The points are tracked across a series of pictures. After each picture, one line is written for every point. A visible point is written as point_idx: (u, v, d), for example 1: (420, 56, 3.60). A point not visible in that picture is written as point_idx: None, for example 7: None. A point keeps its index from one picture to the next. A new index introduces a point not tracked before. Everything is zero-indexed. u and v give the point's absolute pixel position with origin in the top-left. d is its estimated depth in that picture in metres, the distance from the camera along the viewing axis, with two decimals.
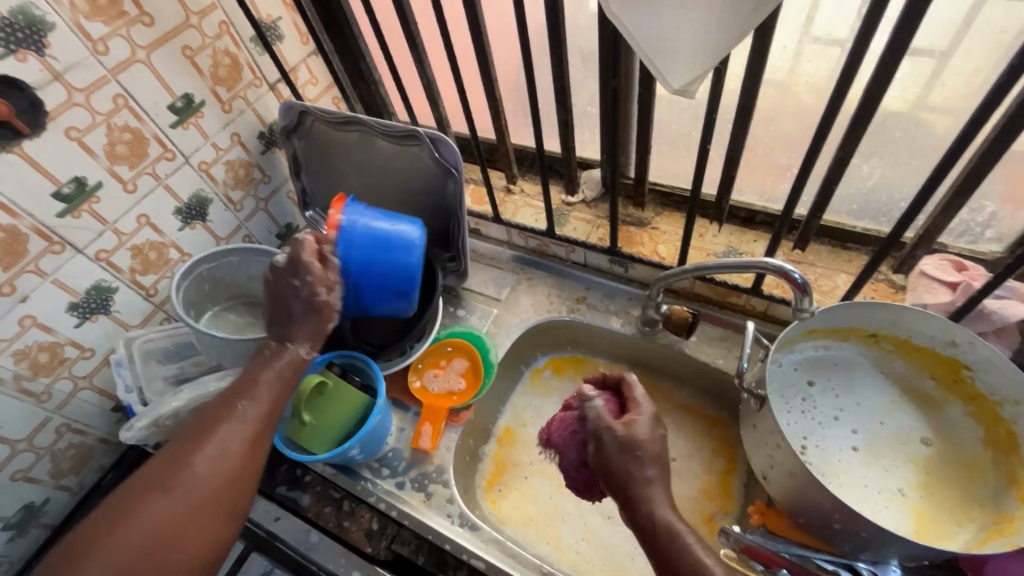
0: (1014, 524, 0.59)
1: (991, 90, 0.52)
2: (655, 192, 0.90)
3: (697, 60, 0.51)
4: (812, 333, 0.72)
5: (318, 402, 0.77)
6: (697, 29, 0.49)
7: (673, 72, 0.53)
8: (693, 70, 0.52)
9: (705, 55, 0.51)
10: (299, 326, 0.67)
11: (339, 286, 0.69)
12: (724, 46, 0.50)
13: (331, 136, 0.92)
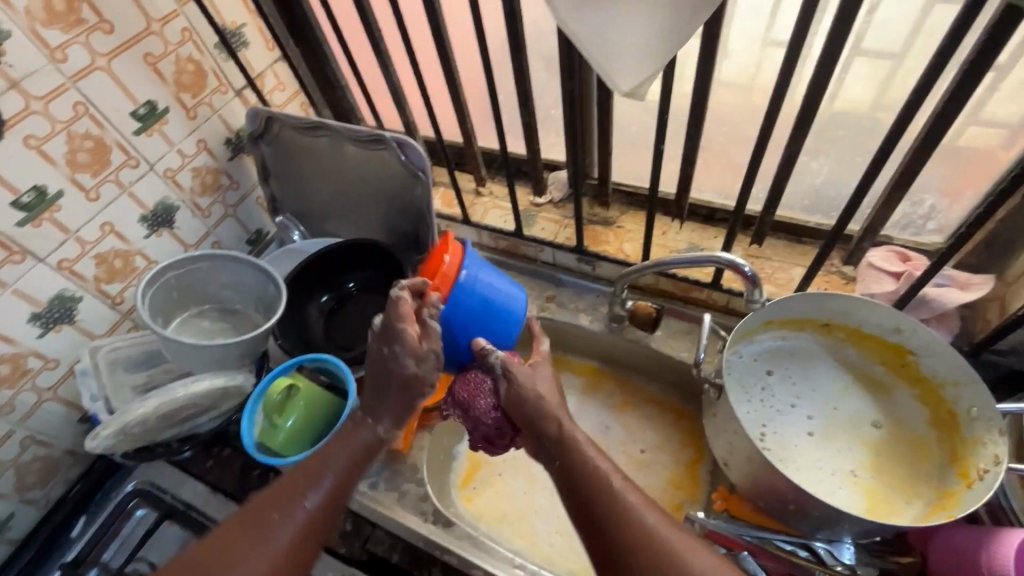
0: (955, 498, 0.64)
1: (919, 93, 0.56)
2: (619, 192, 0.93)
3: (643, 63, 0.53)
4: (769, 324, 0.75)
5: (286, 405, 0.77)
6: (643, 36, 0.52)
7: (621, 75, 0.55)
8: (640, 73, 0.54)
9: (653, 59, 0.53)
10: (401, 396, 0.61)
11: (433, 356, 0.60)
12: (665, 51, 0.52)
13: (299, 142, 0.92)
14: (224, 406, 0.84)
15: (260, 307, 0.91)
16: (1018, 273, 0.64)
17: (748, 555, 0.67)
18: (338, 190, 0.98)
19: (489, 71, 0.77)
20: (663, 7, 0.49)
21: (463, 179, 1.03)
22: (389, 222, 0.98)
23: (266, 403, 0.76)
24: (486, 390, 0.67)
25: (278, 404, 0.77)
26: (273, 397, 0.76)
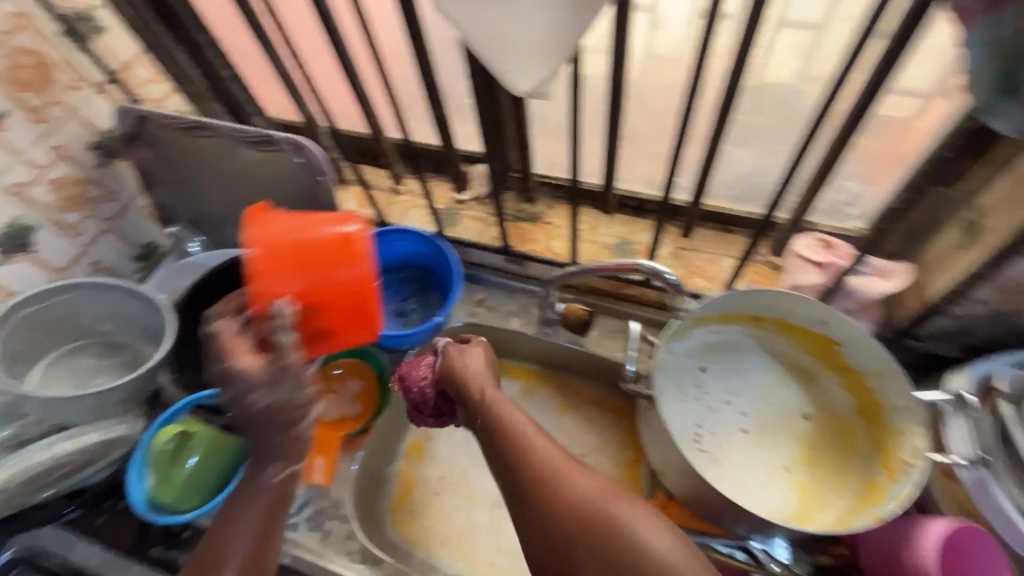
0: (881, 491, 0.63)
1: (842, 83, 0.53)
2: (546, 185, 0.86)
3: (544, 56, 0.46)
4: (700, 320, 0.73)
5: (178, 456, 0.70)
6: (542, 26, 0.44)
7: (520, 72, 0.47)
8: (542, 67, 0.46)
9: (555, 50, 0.45)
10: (285, 437, 0.53)
11: (283, 387, 0.51)
12: (569, 38, 0.45)
13: (179, 143, 0.81)
14: (113, 455, 0.74)
15: (152, 337, 0.80)
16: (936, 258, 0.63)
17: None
18: (231, 196, 0.87)
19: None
20: None
21: (376, 176, 0.94)
22: None
23: (153, 455, 0.70)
24: (426, 362, 0.68)
25: (169, 453, 0.70)
26: (162, 447, 0.70)
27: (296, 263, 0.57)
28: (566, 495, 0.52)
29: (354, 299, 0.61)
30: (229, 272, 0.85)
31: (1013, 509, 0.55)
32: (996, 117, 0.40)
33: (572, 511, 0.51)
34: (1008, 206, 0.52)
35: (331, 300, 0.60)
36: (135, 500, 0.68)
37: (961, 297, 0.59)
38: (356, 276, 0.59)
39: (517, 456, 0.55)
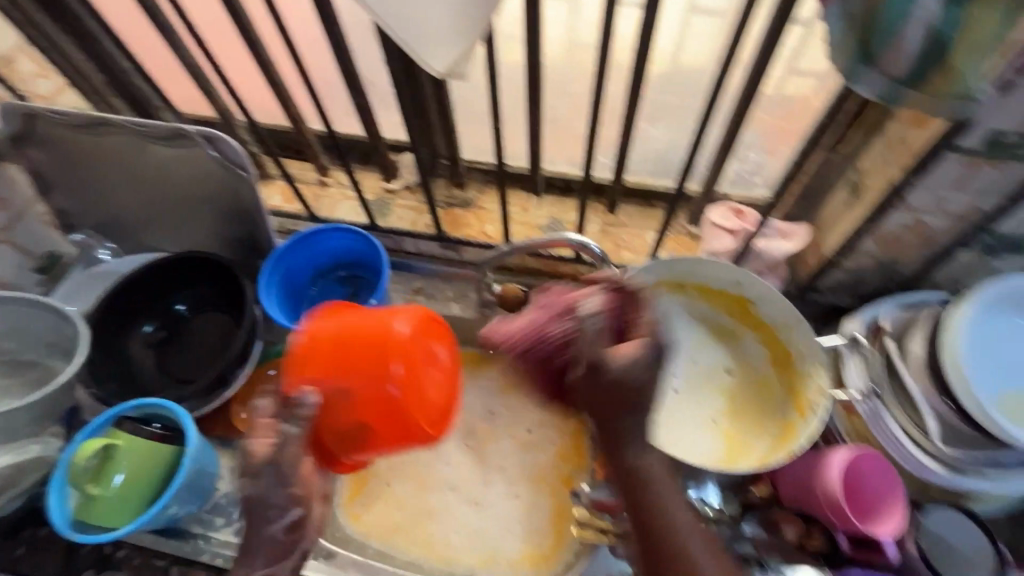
0: (794, 431, 0.69)
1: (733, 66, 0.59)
2: (474, 171, 0.88)
3: (455, 38, 0.45)
4: (629, 290, 0.77)
5: (105, 470, 0.64)
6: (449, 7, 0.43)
7: (430, 52, 0.46)
8: (453, 49, 0.45)
9: (466, 30, 0.44)
10: (267, 539, 0.51)
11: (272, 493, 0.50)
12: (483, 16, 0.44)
13: (77, 141, 0.76)
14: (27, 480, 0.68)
15: (59, 351, 0.74)
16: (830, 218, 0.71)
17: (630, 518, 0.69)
18: (142, 196, 0.82)
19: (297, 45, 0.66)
20: None
21: (301, 169, 0.92)
22: (214, 227, 0.85)
23: (73, 473, 0.63)
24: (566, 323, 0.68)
25: (92, 469, 0.64)
26: (85, 463, 0.63)
27: (328, 361, 0.52)
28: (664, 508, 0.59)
29: (387, 407, 0.52)
30: (149, 275, 0.81)
31: (903, 433, 0.61)
32: (858, 82, 0.42)
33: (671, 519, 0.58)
34: (883, 166, 0.59)
35: (364, 401, 0.51)
36: (58, 521, 0.62)
37: (851, 250, 0.67)
38: (380, 389, 0.51)
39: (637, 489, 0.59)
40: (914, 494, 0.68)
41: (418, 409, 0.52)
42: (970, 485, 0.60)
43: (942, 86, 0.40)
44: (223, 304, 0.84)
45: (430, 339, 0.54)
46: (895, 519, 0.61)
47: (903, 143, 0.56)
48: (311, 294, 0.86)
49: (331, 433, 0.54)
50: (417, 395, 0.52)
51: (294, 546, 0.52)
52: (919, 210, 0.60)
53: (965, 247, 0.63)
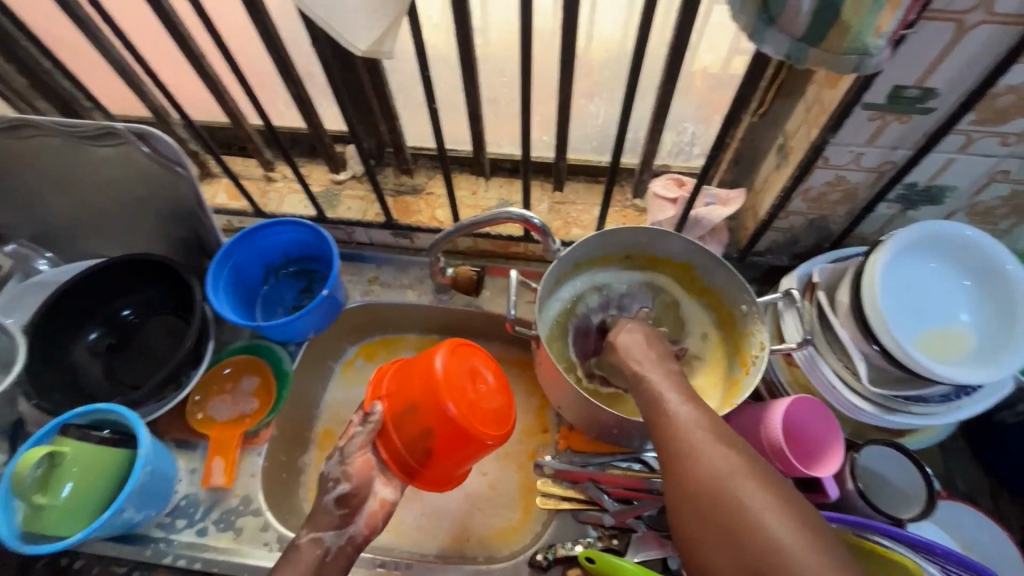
0: (739, 385, 0.71)
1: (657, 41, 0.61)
2: (422, 157, 0.89)
3: (374, 14, 0.45)
4: (578, 265, 0.78)
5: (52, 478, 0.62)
6: None
7: (351, 30, 0.46)
8: (373, 25, 0.45)
9: (386, 7, 0.45)
10: (322, 512, 0.61)
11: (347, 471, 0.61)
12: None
13: (3, 147, 0.73)
14: None
15: None
16: (762, 181, 0.74)
17: (592, 483, 0.72)
18: (77, 201, 0.80)
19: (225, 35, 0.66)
20: None
21: (245, 166, 0.91)
22: (156, 229, 0.83)
23: (18, 482, 0.60)
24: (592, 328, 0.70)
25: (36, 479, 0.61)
26: (30, 473, 0.60)
27: (400, 391, 0.61)
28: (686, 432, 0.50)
29: (452, 429, 0.58)
30: (90, 280, 0.79)
31: (836, 379, 0.65)
32: (763, 43, 0.45)
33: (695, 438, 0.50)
34: (804, 126, 0.62)
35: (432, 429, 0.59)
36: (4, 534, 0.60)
37: (782, 210, 0.70)
38: (438, 410, 0.58)
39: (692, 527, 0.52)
40: (853, 435, 0.72)
41: (479, 427, 0.58)
42: (899, 421, 0.64)
43: (837, 43, 0.43)
44: (173, 307, 0.83)
45: (457, 363, 0.59)
46: (834, 460, 0.64)
47: (819, 103, 0.59)
48: (263, 291, 0.87)
49: (405, 447, 0.61)
50: (471, 410, 0.58)
51: (346, 523, 0.61)
52: (839, 167, 0.63)
53: (883, 199, 0.67)
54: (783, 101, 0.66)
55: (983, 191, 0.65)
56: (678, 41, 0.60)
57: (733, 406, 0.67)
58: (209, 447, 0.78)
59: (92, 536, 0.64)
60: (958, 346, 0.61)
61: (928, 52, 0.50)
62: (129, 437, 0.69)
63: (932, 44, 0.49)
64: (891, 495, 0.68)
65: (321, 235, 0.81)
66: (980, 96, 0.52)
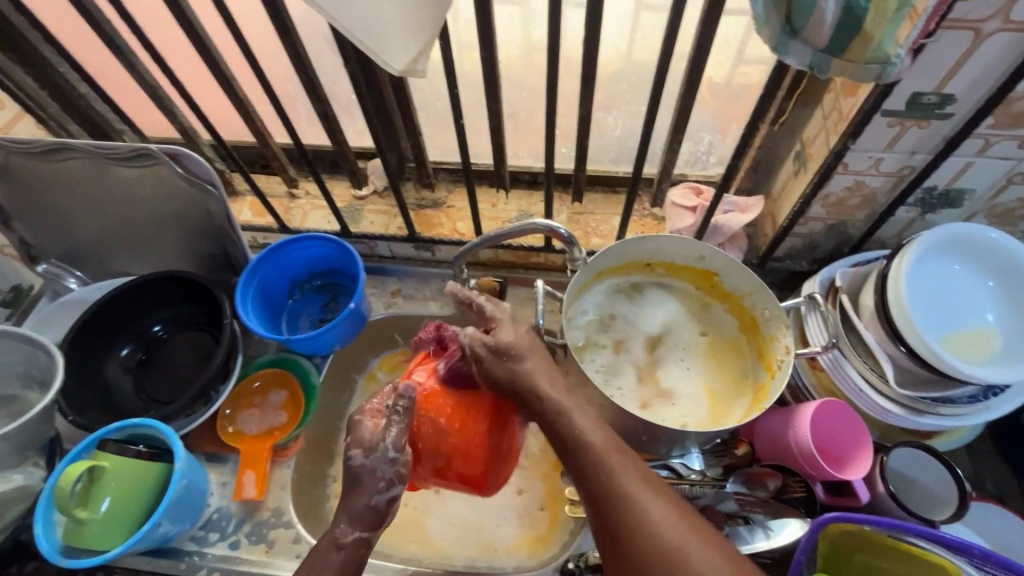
0: (766, 389, 0.72)
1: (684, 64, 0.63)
2: (442, 172, 0.91)
3: (410, 37, 0.47)
4: (600, 275, 0.79)
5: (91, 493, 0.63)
6: (403, 6, 0.45)
7: (389, 53, 0.48)
8: (410, 47, 0.47)
9: (422, 30, 0.46)
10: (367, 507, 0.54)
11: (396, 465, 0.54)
12: (433, 19, 0.46)
13: (40, 170, 0.75)
14: (7, 516, 0.67)
15: (32, 383, 0.72)
16: (780, 188, 0.75)
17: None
18: (107, 220, 0.82)
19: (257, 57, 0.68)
20: None
21: (269, 183, 0.93)
22: (185, 247, 0.85)
23: (60, 498, 0.61)
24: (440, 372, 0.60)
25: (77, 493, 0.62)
26: (71, 488, 0.61)
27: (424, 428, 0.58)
28: (581, 442, 0.52)
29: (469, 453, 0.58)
30: (122, 297, 0.81)
31: (863, 382, 0.65)
32: (788, 53, 0.46)
33: (581, 450, 0.51)
34: (823, 134, 0.64)
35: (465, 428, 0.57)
36: (47, 549, 0.61)
37: (801, 216, 0.71)
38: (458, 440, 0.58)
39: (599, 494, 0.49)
40: (879, 438, 0.73)
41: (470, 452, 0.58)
42: (927, 423, 0.64)
43: (860, 51, 0.44)
44: (202, 322, 0.85)
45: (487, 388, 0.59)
46: (864, 460, 0.66)
47: (837, 111, 0.60)
48: (288, 305, 0.88)
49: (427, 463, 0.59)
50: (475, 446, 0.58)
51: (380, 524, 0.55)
52: (858, 172, 0.64)
53: (903, 203, 0.68)
54: (801, 110, 0.67)
55: (1001, 193, 0.66)
56: (699, 54, 0.61)
57: (761, 410, 0.68)
58: (239, 461, 0.79)
59: (130, 550, 0.65)
60: (982, 346, 0.62)
61: (946, 60, 0.51)
62: (163, 451, 0.69)
63: (949, 52, 0.50)
64: (919, 497, 0.69)
65: (347, 249, 0.82)
66: (998, 101, 0.53)
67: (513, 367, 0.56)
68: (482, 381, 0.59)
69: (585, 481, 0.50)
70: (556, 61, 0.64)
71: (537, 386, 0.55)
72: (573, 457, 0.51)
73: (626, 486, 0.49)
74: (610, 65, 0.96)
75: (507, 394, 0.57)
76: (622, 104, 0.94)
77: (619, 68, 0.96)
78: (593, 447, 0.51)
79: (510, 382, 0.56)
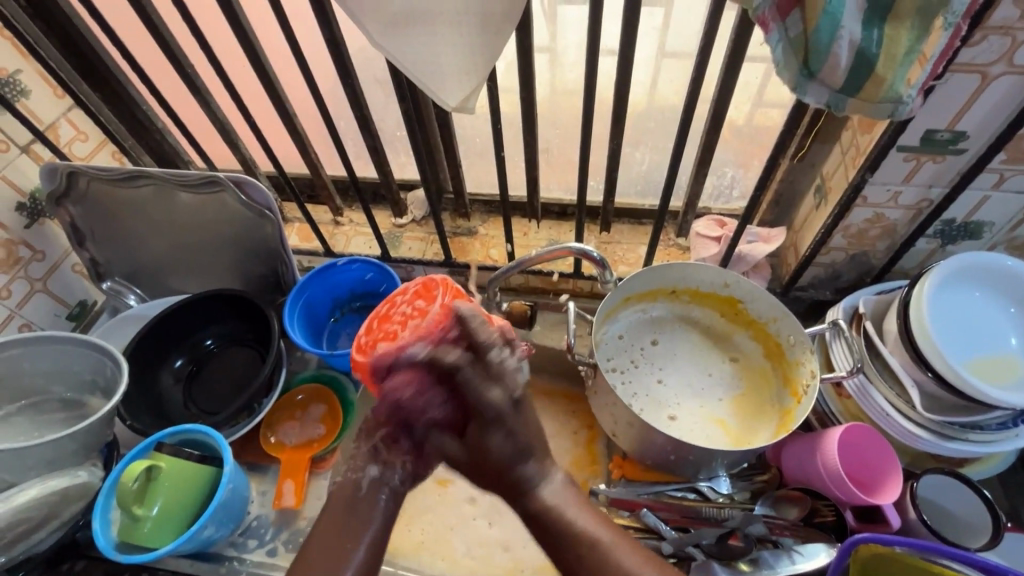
0: (792, 413, 0.73)
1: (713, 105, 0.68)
2: (477, 202, 0.96)
3: (464, 78, 0.52)
4: (627, 300, 0.83)
5: (149, 491, 0.67)
6: (458, 52, 0.51)
7: (443, 91, 0.53)
8: (464, 88, 0.53)
9: (474, 73, 0.52)
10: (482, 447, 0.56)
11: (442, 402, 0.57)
12: (487, 62, 0.52)
13: (113, 194, 0.83)
14: (67, 513, 0.71)
15: (97, 389, 0.77)
16: (802, 220, 0.79)
17: (648, 510, 0.73)
18: (171, 242, 0.88)
19: (319, 95, 0.75)
20: (470, 25, 0.49)
21: (317, 212, 0.99)
22: (238, 267, 0.91)
23: (121, 494, 0.65)
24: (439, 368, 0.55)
25: (136, 491, 0.66)
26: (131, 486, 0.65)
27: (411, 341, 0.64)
28: (566, 517, 0.53)
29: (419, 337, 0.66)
30: (180, 313, 0.87)
31: (889, 407, 0.67)
32: (806, 94, 0.50)
33: (568, 530, 0.52)
34: (841, 168, 0.67)
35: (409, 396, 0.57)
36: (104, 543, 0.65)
37: (823, 247, 0.74)
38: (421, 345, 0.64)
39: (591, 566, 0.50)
40: (908, 465, 0.74)
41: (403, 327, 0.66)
42: (956, 449, 0.65)
43: (873, 91, 0.49)
44: (251, 339, 0.90)
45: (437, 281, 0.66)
46: (894, 487, 0.67)
47: (855, 147, 0.64)
48: (329, 325, 0.93)
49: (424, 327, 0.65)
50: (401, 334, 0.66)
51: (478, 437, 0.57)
52: (877, 205, 0.68)
53: (922, 234, 0.70)
54: (820, 145, 0.71)
55: (1020, 225, 0.68)
56: (722, 95, 0.66)
57: (789, 432, 0.70)
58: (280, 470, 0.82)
59: (178, 549, 0.68)
60: (1007, 372, 0.64)
61: (957, 100, 0.55)
62: (214, 456, 0.73)
63: (960, 93, 0.54)
64: (952, 526, 0.69)
65: (389, 272, 0.87)
66: (1009, 136, 0.56)
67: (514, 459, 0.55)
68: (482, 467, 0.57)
69: (560, 549, 0.52)
70: (590, 101, 0.69)
71: (521, 467, 0.55)
72: (557, 533, 0.52)
73: (630, 564, 0.50)
74: (636, 105, 1.02)
75: (500, 479, 0.56)
76: (648, 140, 0.99)
77: (645, 108, 1.02)
78: (576, 524, 0.52)
79: (489, 439, 0.55)
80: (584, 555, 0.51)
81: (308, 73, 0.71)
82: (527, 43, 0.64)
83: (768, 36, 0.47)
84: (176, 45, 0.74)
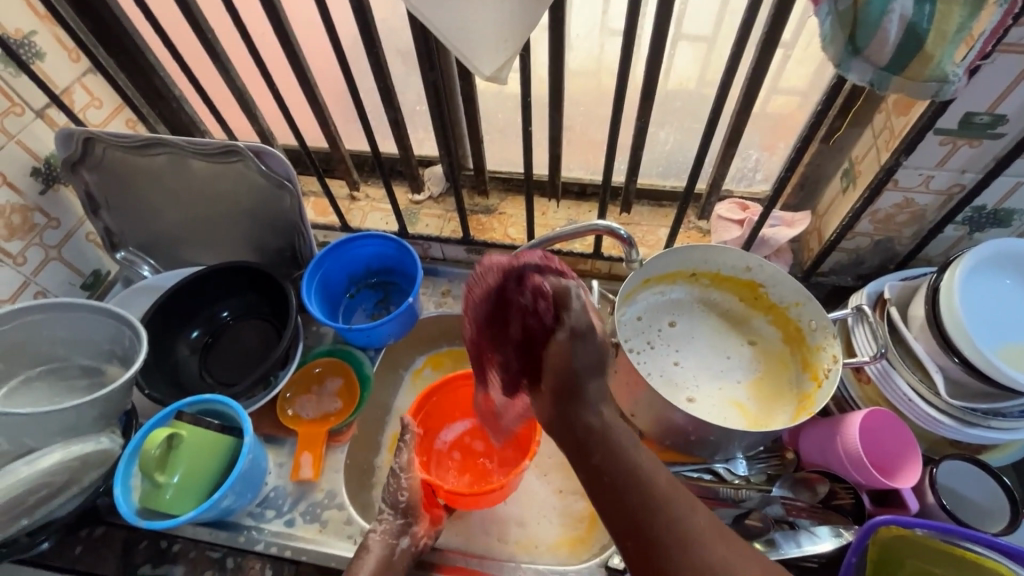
0: (812, 398, 0.73)
1: (745, 86, 0.67)
2: (495, 180, 0.95)
3: (502, 46, 0.51)
4: (648, 282, 0.82)
5: (171, 459, 0.67)
6: (498, 20, 0.50)
7: (481, 60, 0.52)
8: (501, 55, 0.52)
9: (511, 41, 0.51)
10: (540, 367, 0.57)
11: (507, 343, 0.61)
12: (525, 28, 0.50)
13: (130, 162, 0.81)
14: (87, 479, 0.71)
15: (115, 357, 0.77)
16: (827, 205, 0.78)
17: None
18: (187, 212, 0.87)
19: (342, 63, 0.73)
20: None
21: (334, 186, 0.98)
22: (255, 239, 0.91)
23: (143, 461, 0.65)
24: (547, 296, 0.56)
25: (158, 458, 0.66)
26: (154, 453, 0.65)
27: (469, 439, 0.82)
28: (618, 450, 0.51)
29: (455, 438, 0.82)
30: (196, 283, 0.86)
31: (913, 393, 0.67)
32: (849, 71, 0.49)
33: (624, 463, 0.51)
34: (873, 152, 0.67)
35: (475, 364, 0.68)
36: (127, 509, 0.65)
37: (849, 232, 0.74)
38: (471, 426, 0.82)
39: (638, 499, 0.49)
40: (926, 451, 0.74)
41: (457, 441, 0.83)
42: (979, 435, 0.65)
43: (920, 70, 0.48)
44: (267, 312, 0.89)
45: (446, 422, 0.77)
46: (913, 471, 0.67)
47: (889, 130, 0.63)
48: (345, 301, 0.93)
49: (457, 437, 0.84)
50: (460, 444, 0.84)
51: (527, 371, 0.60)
52: (908, 189, 0.67)
53: (951, 221, 0.70)
54: (852, 129, 0.70)
55: None
56: (754, 76, 0.65)
57: (809, 415, 0.70)
58: (297, 443, 0.82)
59: (199, 517, 0.68)
60: None
61: (1001, 82, 0.54)
62: (235, 427, 0.73)
63: (1005, 74, 0.53)
64: (970, 511, 0.69)
65: (407, 247, 0.86)
66: None
67: (575, 386, 0.54)
68: (561, 375, 0.55)
69: (615, 484, 0.50)
70: (623, 78, 0.68)
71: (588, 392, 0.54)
72: (611, 466, 0.51)
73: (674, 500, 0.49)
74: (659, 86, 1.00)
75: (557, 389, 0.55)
76: (672, 121, 0.98)
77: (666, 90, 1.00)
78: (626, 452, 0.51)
79: (562, 355, 0.55)
80: (633, 494, 0.49)
81: (334, 42, 0.70)
82: (560, 16, 0.63)
83: (818, 9, 0.47)
84: (199, 10, 0.73)
